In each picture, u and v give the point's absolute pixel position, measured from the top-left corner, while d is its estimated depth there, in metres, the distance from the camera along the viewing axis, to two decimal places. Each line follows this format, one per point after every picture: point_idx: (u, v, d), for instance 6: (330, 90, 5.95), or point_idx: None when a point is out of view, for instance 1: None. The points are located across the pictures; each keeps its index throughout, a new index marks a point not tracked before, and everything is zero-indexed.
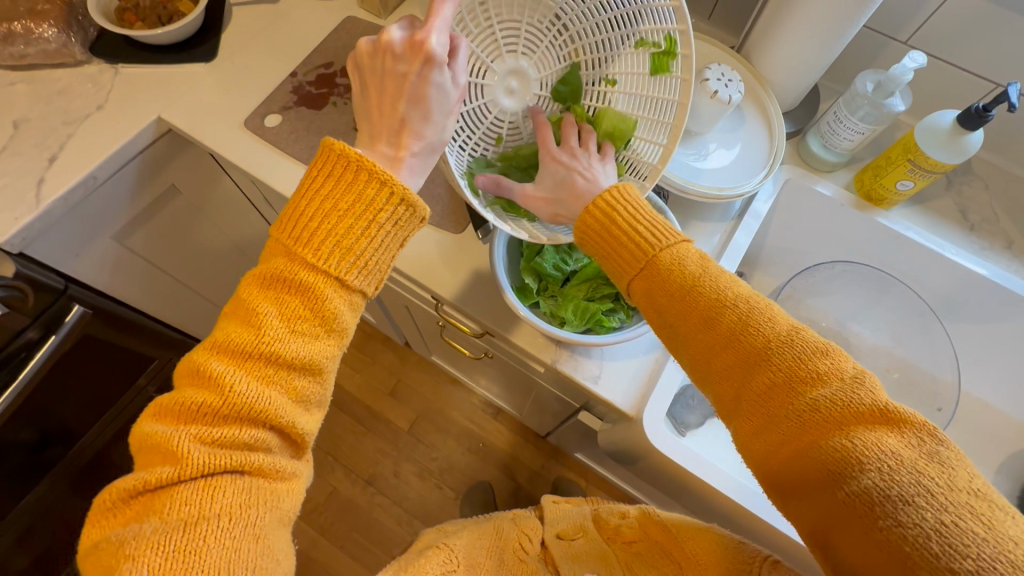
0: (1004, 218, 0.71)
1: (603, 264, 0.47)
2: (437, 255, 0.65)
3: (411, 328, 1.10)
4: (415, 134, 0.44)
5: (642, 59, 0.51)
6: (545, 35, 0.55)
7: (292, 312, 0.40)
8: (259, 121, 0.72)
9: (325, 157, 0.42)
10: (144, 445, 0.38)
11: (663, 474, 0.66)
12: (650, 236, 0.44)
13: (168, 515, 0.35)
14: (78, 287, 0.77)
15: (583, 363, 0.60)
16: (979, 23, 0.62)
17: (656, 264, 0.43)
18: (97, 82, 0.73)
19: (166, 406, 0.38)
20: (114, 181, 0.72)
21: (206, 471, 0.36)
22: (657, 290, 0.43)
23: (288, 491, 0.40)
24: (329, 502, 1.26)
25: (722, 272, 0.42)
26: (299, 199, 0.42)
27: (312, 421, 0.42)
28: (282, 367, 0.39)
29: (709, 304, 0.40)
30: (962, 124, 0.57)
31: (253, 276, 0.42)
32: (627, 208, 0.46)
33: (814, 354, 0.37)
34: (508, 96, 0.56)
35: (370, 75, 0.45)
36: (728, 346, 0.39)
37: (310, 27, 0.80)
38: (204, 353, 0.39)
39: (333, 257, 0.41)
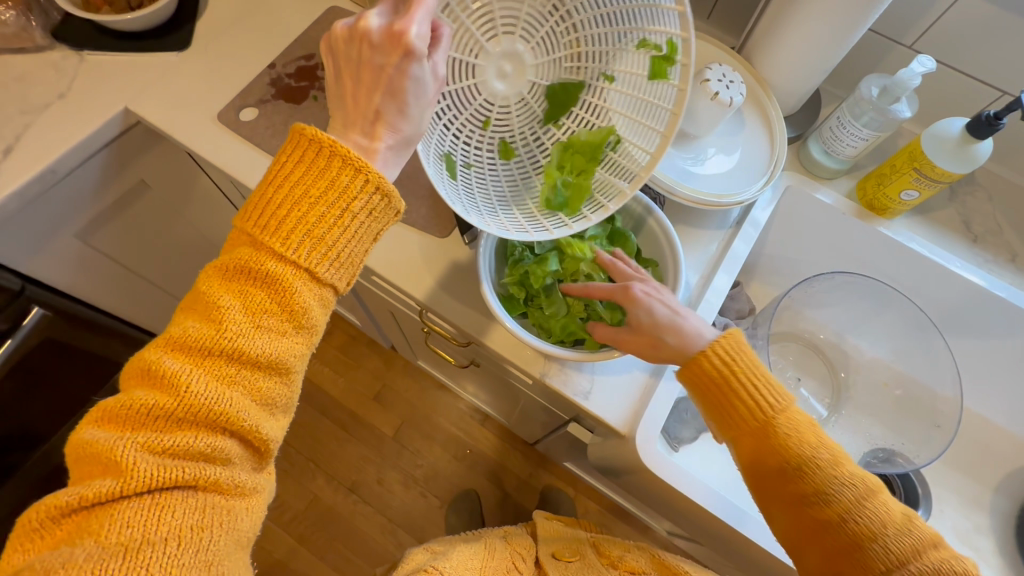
0: (1008, 230, 0.69)
1: (700, 406, 0.48)
2: (420, 259, 0.62)
3: (396, 333, 1.06)
4: (391, 126, 0.40)
5: (642, 61, 0.47)
6: (547, 20, 0.50)
7: (257, 306, 0.36)
8: (233, 115, 0.68)
9: (295, 141, 0.39)
10: (81, 455, 0.34)
11: (656, 492, 0.63)
12: (769, 403, 0.45)
13: (107, 538, 0.31)
14: (36, 287, 0.73)
15: (572, 377, 0.57)
16: (987, 27, 0.60)
17: (774, 434, 0.44)
18: (60, 69, 0.69)
19: (109, 410, 0.34)
20: (76, 175, 0.67)
21: (153, 485, 0.32)
22: (767, 454, 0.45)
23: (247, 510, 0.36)
24: (310, 510, 1.22)
25: (831, 445, 0.45)
26: (267, 185, 0.38)
27: (277, 428, 0.38)
28: (244, 365, 0.35)
29: (821, 483, 0.43)
30: (970, 132, 0.55)
31: (214, 267, 0.37)
32: (735, 360, 0.46)
33: (920, 546, 0.41)
34: (499, 80, 0.51)
35: (346, 64, 0.41)
36: (835, 526, 0.43)
37: (292, 16, 0.76)
38: (157, 350, 0.35)
39: (303, 247, 0.37)
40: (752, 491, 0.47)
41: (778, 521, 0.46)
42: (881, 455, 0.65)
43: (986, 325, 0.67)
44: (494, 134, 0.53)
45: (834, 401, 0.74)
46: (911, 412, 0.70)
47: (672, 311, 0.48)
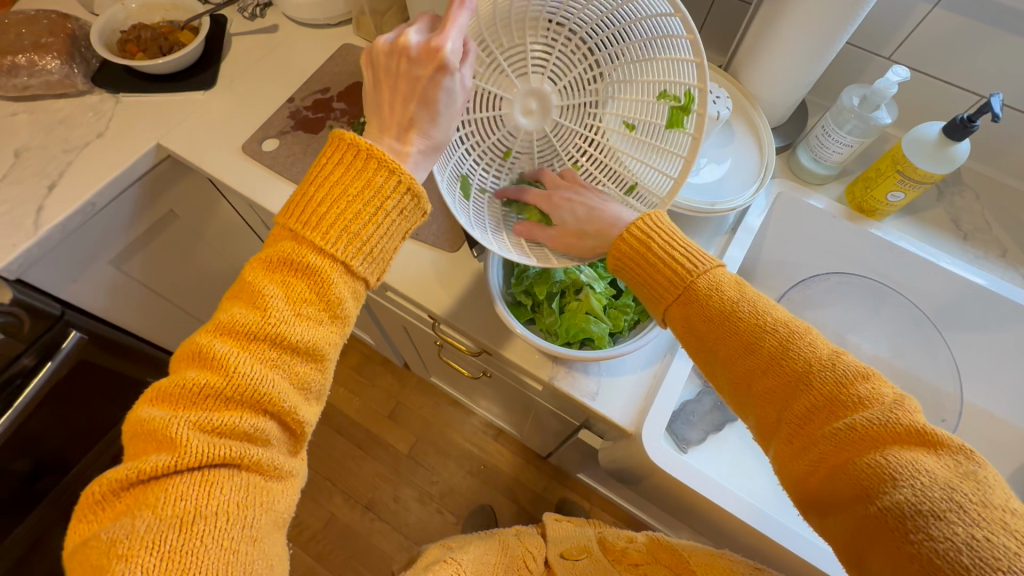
0: (997, 227, 0.71)
1: (637, 290, 0.48)
2: (432, 274, 0.66)
3: (410, 349, 1.10)
4: (423, 133, 0.45)
5: (660, 111, 0.51)
6: (576, 64, 0.54)
7: (298, 295, 0.40)
8: (257, 146, 0.73)
9: (335, 145, 0.43)
10: (137, 433, 0.37)
11: (666, 493, 0.65)
12: (686, 262, 0.45)
13: (163, 510, 0.34)
14: (75, 313, 0.77)
15: (580, 379, 0.60)
16: (955, 39, 0.64)
17: (695, 289, 0.44)
18: (99, 111, 0.75)
19: (165, 389, 0.38)
20: (113, 207, 0.73)
21: (204, 461, 0.35)
22: (693, 314, 0.44)
23: (282, 492, 0.39)
24: (328, 529, 1.24)
25: (759, 297, 0.43)
26: (308, 185, 0.42)
27: (311, 413, 0.42)
28: (286, 350, 0.39)
29: (749, 331, 0.41)
30: (947, 135, 0.58)
31: (259, 260, 0.41)
32: (659, 234, 0.47)
33: (854, 379, 0.38)
34: (524, 116, 0.56)
35: (383, 74, 0.45)
36: (770, 369, 0.40)
37: (308, 54, 0.82)
38: (208, 335, 0.39)
39: (341, 241, 0.41)
40: (694, 357, 0.46)
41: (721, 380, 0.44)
42: None
43: (981, 319, 0.69)
44: (513, 164, 0.59)
45: None
46: None
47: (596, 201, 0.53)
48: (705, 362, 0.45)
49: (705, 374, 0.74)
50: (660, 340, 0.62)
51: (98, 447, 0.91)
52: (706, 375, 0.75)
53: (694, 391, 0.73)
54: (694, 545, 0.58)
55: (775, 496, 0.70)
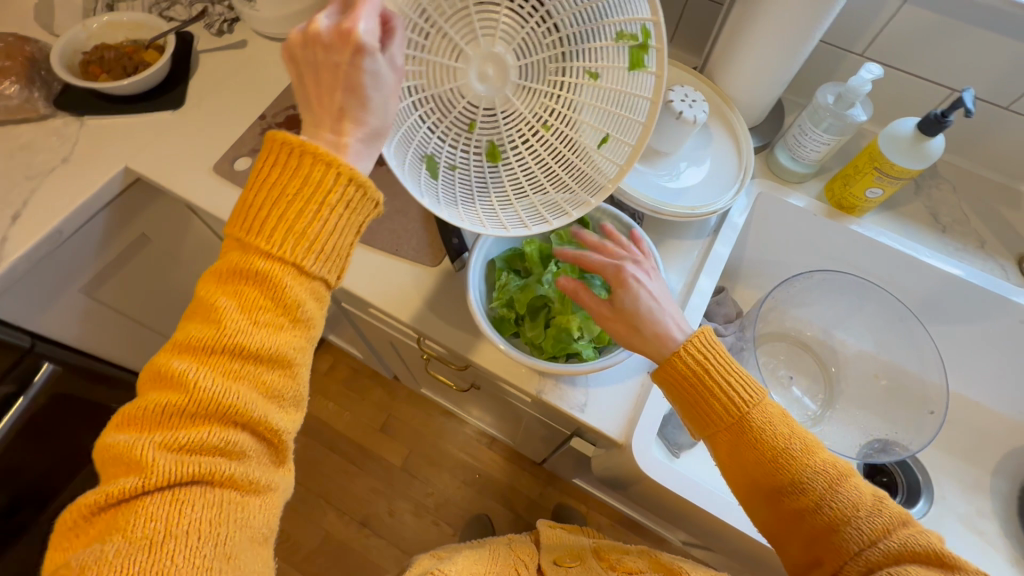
0: (974, 219, 0.72)
1: (684, 413, 0.47)
2: (414, 289, 0.64)
3: (398, 362, 1.08)
4: (356, 121, 0.40)
5: (621, 53, 0.47)
6: (526, 19, 0.49)
7: (251, 304, 0.38)
8: (228, 165, 0.71)
9: (270, 146, 0.40)
10: (107, 457, 0.36)
11: (657, 499, 0.64)
12: (737, 395, 0.45)
13: (133, 532, 0.33)
14: (46, 344, 0.75)
15: (568, 391, 0.59)
16: (923, 33, 0.64)
17: (748, 425, 0.44)
18: (63, 135, 0.73)
19: (129, 414, 0.37)
20: (83, 233, 0.70)
21: (173, 480, 0.34)
22: (743, 447, 0.44)
23: (261, 506, 0.38)
24: (323, 547, 1.22)
25: (804, 432, 0.45)
26: (248, 189, 0.40)
27: (289, 421, 0.40)
28: (247, 360, 0.37)
29: (797, 472, 0.43)
30: (922, 131, 0.58)
31: (211, 273, 0.40)
32: (705, 363, 0.46)
33: (895, 524, 0.40)
34: (481, 83, 0.51)
35: (304, 66, 0.41)
36: (812, 510, 0.42)
37: (279, 69, 0.80)
38: (167, 354, 0.38)
39: (288, 242, 0.38)
40: (734, 486, 0.46)
41: (753, 506, 0.45)
42: (878, 445, 0.68)
43: (961, 310, 0.70)
44: (479, 137, 0.53)
45: (828, 396, 0.77)
46: (901, 400, 0.73)
47: (657, 300, 0.49)
48: (738, 497, 0.46)
49: None
50: None
51: (79, 478, 0.89)
52: None
53: None
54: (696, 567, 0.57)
55: None
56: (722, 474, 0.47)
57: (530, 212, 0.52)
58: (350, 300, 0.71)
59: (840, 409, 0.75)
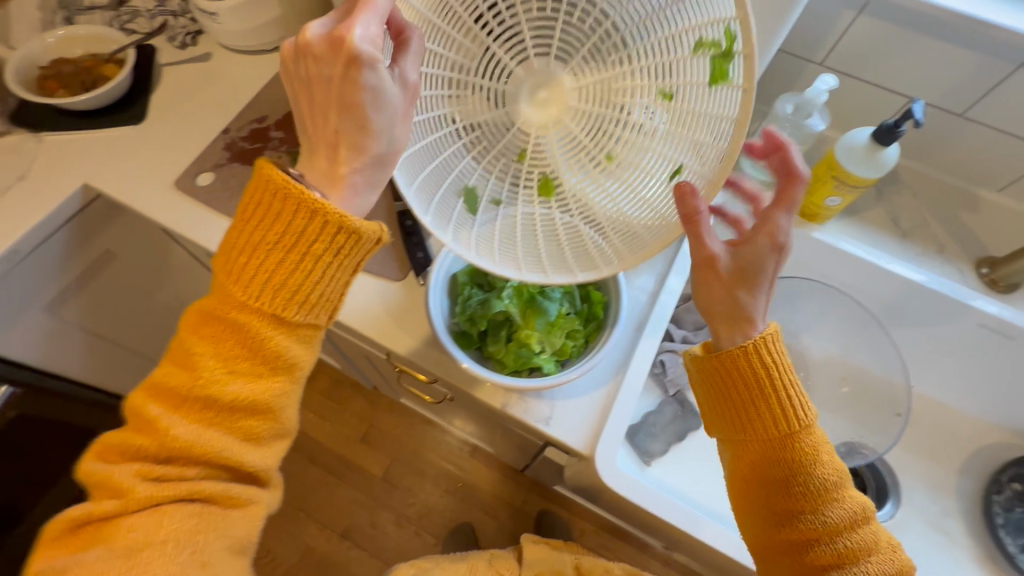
0: (934, 224, 0.73)
1: (731, 411, 0.47)
2: (379, 304, 0.64)
3: (374, 373, 1.07)
4: (353, 146, 0.41)
5: (699, 66, 0.41)
6: (585, 37, 0.48)
7: (228, 354, 0.41)
8: (191, 181, 0.70)
9: (256, 183, 0.40)
10: (93, 479, 0.42)
11: (625, 511, 0.64)
12: (794, 415, 0.45)
13: (114, 542, 0.39)
14: (3, 366, 0.72)
15: (534, 405, 0.59)
16: (878, 44, 0.65)
17: (792, 445, 0.45)
18: (20, 152, 0.71)
19: (112, 443, 0.42)
20: (42, 251, 0.69)
21: (152, 503, 0.40)
22: (775, 462, 0.45)
23: (241, 517, 0.43)
24: (303, 561, 1.21)
25: (839, 468, 0.46)
26: (235, 229, 0.41)
27: (267, 456, 0.44)
28: (222, 407, 0.41)
29: (817, 500, 0.44)
30: (877, 140, 0.59)
31: (191, 314, 0.43)
32: (783, 373, 0.45)
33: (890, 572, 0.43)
34: (533, 107, 0.51)
35: (299, 82, 0.42)
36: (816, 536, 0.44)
37: (244, 82, 0.79)
38: (145, 396, 0.42)
39: (269, 295, 0.40)
40: (743, 492, 0.48)
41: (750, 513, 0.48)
42: (845, 449, 0.69)
43: (922, 314, 0.71)
44: (531, 167, 0.52)
45: None
46: (869, 404, 0.74)
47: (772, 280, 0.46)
48: (744, 503, 0.48)
49: (665, 385, 0.74)
50: (612, 356, 0.61)
51: None
52: (666, 385, 0.74)
53: (655, 402, 0.73)
54: None
55: None
56: (733, 476, 0.49)
57: (579, 253, 0.50)
58: None
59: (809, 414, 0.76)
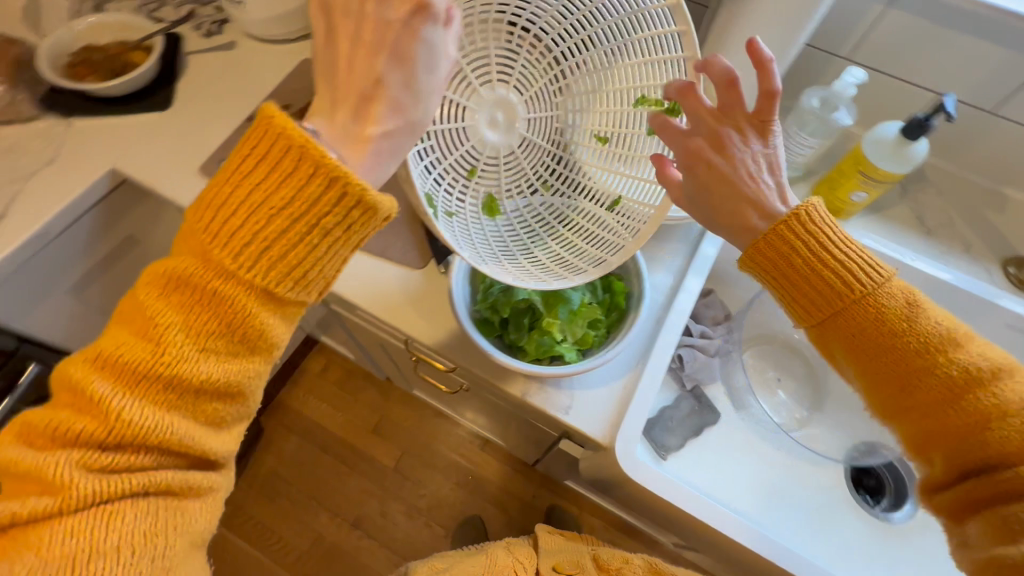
0: (959, 222, 0.73)
1: (783, 294, 0.45)
2: (400, 291, 0.64)
3: (389, 364, 1.08)
4: (393, 104, 0.41)
5: (639, 117, 0.51)
6: (540, 77, 0.54)
7: (201, 327, 0.36)
8: (216, 167, 0.71)
9: (261, 133, 0.37)
10: (14, 469, 0.35)
11: (643, 502, 0.64)
12: (853, 273, 0.42)
13: (49, 551, 0.33)
14: (33, 345, 0.74)
15: (553, 395, 0.59)
16: (909, 39, 0.65)
17: (856, 304, 0.42)
18: (48, 136, 0.72)
19: (37, 427, 0.35)
20: (69, 234, 0.70)
21: (98, 499, 0.34)
22: (847, 331, 0.43)
23: (201, 509, 0.39)
24: (315, 549, 1.22)
25: (927, 305, 0.42)
26: (224, 183, 0.37)
27: (227, 441, 0.40)
28: (188, 389, 0.36)
29: (913, 349, 0.41)
30: (905, 135, 0.58)
31: (153, 276, 0.37)
32: (831, 241, 0.43)
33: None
34: (490, 128, 0.55)
35: (344, 22, 0.40)
36: (928, 389, 0.40)
37: (268, 71, 0.80)
38: (85, 368, 0.36)
39: (265, 266, 0.37)
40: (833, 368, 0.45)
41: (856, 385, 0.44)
42: (864, 447, 0.70)
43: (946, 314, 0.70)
44: (480, 184, 0.55)
45: (815, 398, 0.77)
46: None
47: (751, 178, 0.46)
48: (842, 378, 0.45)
49: (681, 380, 0.74)
50: (631, 349, 0.61)
51: None
52: (683, 380, 0.74)
53: (672, 397, 0.73)
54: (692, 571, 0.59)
55: (753, 499, 0.69)
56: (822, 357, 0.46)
57: (534, 264, 0.52)
58: (337, 302, 0.71)
59: (827, 412, 0.76)
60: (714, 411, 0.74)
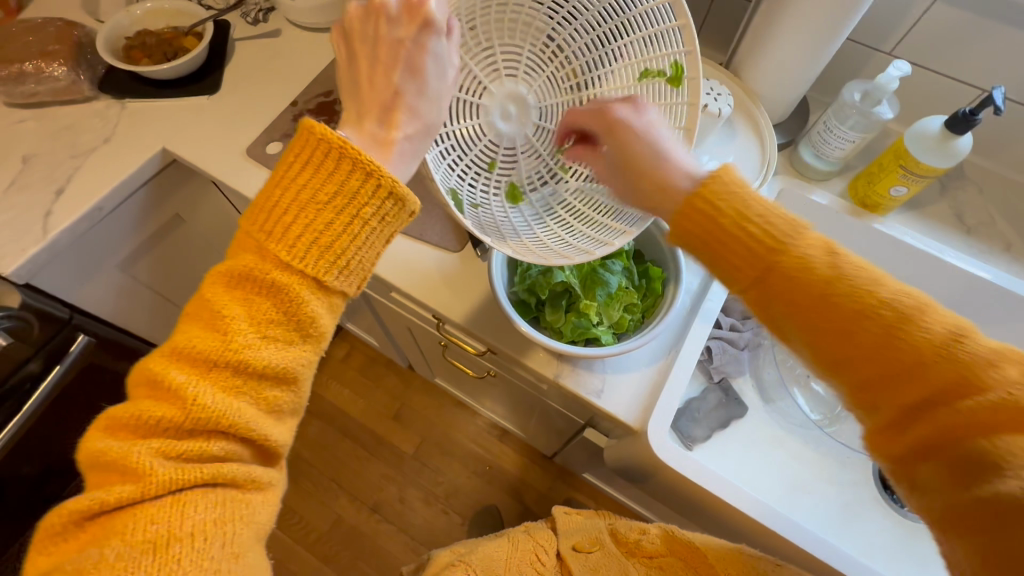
0: (1001, 221, 0.71)
1: (706, 261, 0.41)
2: (437, 273, 0.66)
3: (415, 350, 1.10)
4: (409, 110, 0.42)
5: (647, 89, 0.51)
6: (546, 66, 0.55)
7: (263, 317, 0.37)
8: (261, 149, 0.73)
9: (303, 139, 0.38)
10: (96, 463, 0.36)
11: (670, 490, 0.65)
12: (775, 229, 0.38)
13: (133, 536, 0.33)
14: (83, 316, 0.78)
15: (585, 377, 0.60)
16: (955, 33, 0.64)
17: (782, 260, 0.38)
18: (104, 116, 0.76)
19: (118, 419, 0.36)
20: (121, 210, 0.73)
21: (173, 487, 0.35)
22: (780, 291, 0.38)
23: (263, 502, 0.39)
24: (335, 530, 1.24)
25: (854, 258, 0.38)
26: (274, 188, 0.39)
27: (285, 431, 0.41)
28: (251, 376, 0.37)
29: (855, 306, 0.36)
30: (949, 128, 0.58)
31: (217, 274, 0.39)
32: (730, 192, 0.40)
33: (980, 363, 0.33)
34: (505, 121, 0.56)
35: (359, 41, 0.42)
36: (883, 348, 0.35)
37: (312, 58, 0.82)
38: (162, 361, 0.37)
39: (313, 256, 0.38)
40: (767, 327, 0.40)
41: (795, 345, 0.39)
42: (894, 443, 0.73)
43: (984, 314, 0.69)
44: (500, 177, 0.56)
45: None
46: None
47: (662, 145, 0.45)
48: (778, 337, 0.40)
49: (709, 372, 0.74)
50: (665, 336, 0.62)
51: None
52: (710, 372, 0.74)
53: (699, 389, 0.73)
54: (713, 540, 0.56)
55: (776, 490, 0.69)
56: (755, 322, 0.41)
57: (561, 243, 0.53)
58: (374, 283, 0.73)
59: None
60: (740, 405, 0.74)
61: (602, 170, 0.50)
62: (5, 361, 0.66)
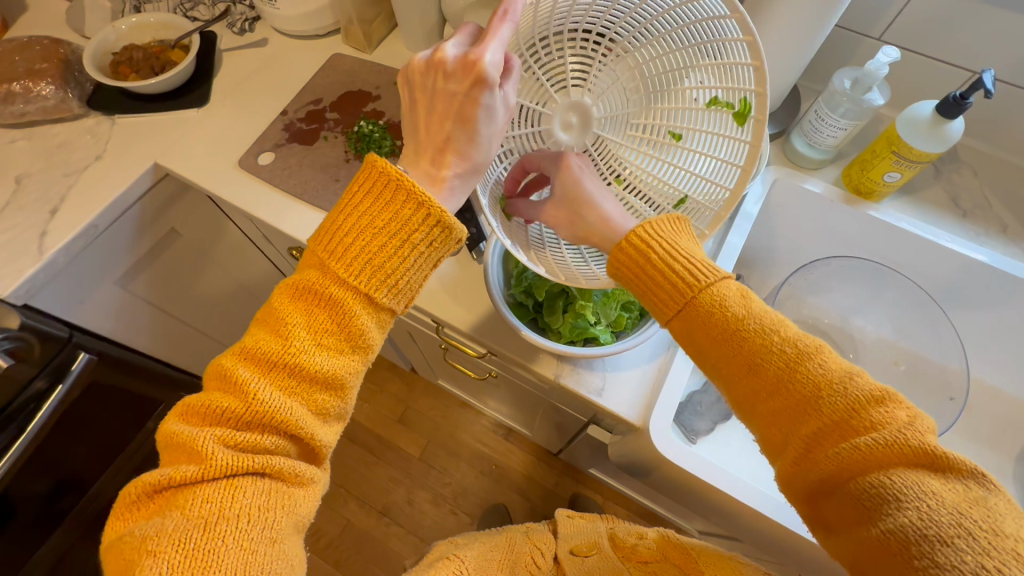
0: (996, 204, 0.71)
1: (639, 299, 0.45)
2: (435, 278, 0.66)
3: (416, 354, 1.10)
4: (460, 154, 0.43)
5: (716, 117, 0.48)
6: (619, 75, 0.52)
7: (320, 326, 0.39)
8: (253, 160, 0.73)
9: (368, 172, 0.41)
10: (170, 443, 0.37)
11: (675, 483, 0.64)
12: (691, 273, 0.43)
13: (190, 511, 0.34)
14: (83, 335, 0.77)
15: (586, 376, 0.60)
16: (944, 16, 0.64)
17: (698, 299, 0.42)
18: (95, 133, 0.76)
19: (192, 406, 0.37)
20: (116, 227, 0.73)
21: (228, 472, 0.35)
22: (696, 326, 0.42)
23: (304, 497, 0.38)
24: (345, 535, 1.25)
25: (763, 308, 0.41)
26: (339, 213, 0.41)
27: (331, 434, 0.41)
28: (307, 378, 0.38)
29: (755, 345, 0.40)
30: (942, 113, 0.58)
31: (286, 286, 0.40)
32: (661, 241, 0.44)
33: (867, 403, 0.36)
34: (565, 131, 0.55)
35: (421, 91, 0.43)
36: (780, 385, 0.38)
37: (300, 66, 0.82)
38: (233, 357, 0.38)
39: (366, 273, 0.40)
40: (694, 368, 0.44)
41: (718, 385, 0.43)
42: None
43: (982, 296, 0.69)
44: None
45: None
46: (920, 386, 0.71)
47: (598, 191, 0.51)
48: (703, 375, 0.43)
49: None
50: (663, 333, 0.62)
51: (115, 465, 0.92)
52: None
53: (700, 383, 0.73)
54: (705, 544, 0.57)
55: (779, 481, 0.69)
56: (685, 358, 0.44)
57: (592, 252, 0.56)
58: None
59: None
60: None
61: (556, 213, 0.52)
62: (12, 384, 0.66)
